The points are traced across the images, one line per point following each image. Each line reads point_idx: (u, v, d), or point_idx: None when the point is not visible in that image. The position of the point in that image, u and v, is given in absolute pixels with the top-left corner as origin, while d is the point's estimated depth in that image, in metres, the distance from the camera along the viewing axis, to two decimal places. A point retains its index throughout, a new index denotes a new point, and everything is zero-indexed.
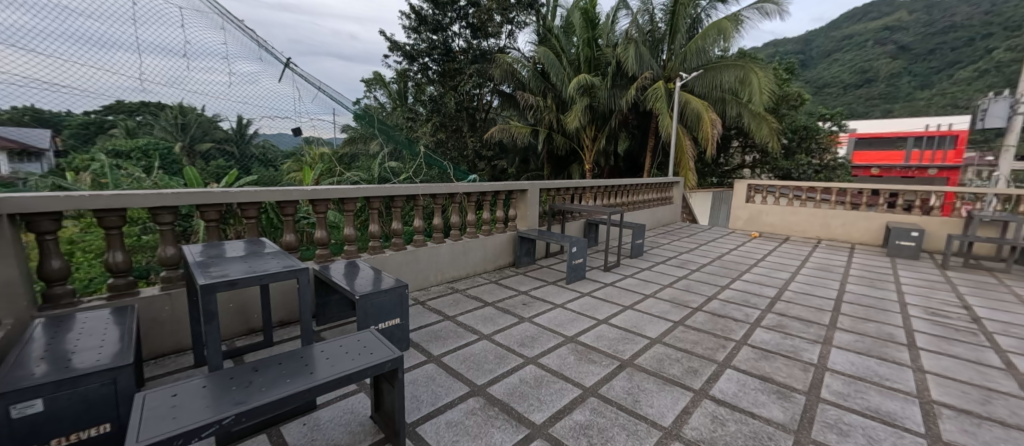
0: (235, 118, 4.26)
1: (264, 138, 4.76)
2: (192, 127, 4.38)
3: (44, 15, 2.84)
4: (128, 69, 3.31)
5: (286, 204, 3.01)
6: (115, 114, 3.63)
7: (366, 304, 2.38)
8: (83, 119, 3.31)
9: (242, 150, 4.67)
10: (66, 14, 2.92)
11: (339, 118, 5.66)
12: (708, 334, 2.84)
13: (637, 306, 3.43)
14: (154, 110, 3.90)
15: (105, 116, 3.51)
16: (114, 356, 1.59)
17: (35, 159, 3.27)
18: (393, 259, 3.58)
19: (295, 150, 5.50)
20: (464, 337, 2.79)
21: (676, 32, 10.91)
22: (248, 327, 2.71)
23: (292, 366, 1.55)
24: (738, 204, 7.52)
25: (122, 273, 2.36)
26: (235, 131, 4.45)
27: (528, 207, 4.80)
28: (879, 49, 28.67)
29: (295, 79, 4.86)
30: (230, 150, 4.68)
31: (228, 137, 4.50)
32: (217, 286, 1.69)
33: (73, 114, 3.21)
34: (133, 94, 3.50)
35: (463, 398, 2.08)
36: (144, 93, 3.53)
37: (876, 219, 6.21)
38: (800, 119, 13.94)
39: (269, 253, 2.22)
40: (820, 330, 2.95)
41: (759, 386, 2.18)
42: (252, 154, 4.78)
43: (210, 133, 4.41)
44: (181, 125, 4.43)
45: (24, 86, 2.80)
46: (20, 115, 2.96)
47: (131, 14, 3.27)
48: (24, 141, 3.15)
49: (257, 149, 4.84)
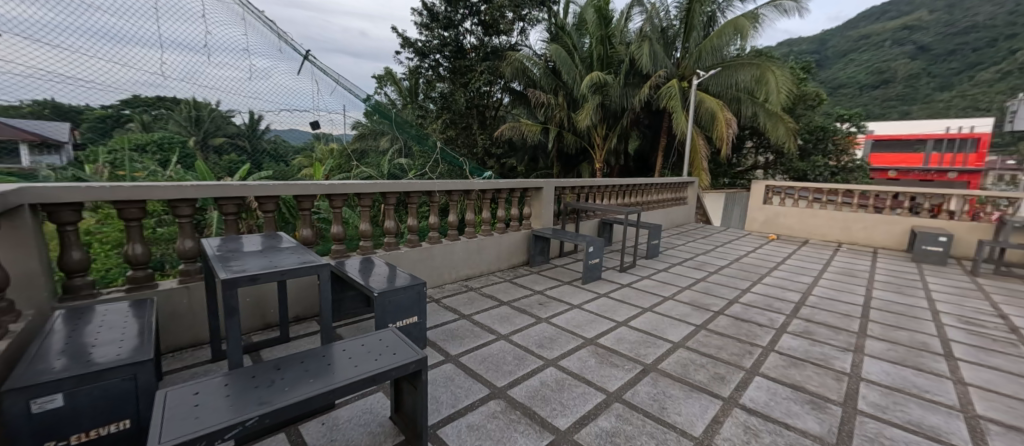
0: (247, 114, 4.32)
1: (275, 134, 4.73)
2: (204, 121, 4.57)
3: (64, 11, 2.84)
4: (152, 64, 3.35)
5: (303, 197, 2.97)
6: (131, 108, 3.67)
7: (383, 301, 2.32)
8: (100, 113, 3.39)
9: (254, 145, 4.83)
10: (86, 10, 2.93)
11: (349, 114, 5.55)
12: (732, 339, 2.76)
13: (657, 308, 3.35)
14: (168, 106, 3.99)
15: (121, 110, 3.56)
16: (132, 350, 1.55)
17: (54, 152, 3.17)
18: (408, 257, 3.54)
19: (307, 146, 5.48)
20: (481, 336, 2.74)
21: (691, 29, 10.93)
22: (264, 322, 2.68)
23: (314, 366, 1.49)
24: (755, 205, 7.33)
25: (141, 265, 2.32)
26: (247, 126, 4.56)
27: (542, 205, 4.72)
28: (895, 50, 28.26)
29: (314, 72, 4.87)
30: (242, 145, 4.86)
31: (240, 133, 4.66)
32: (240, 281, 1.60)
33: (90, 107, 3.22)
34: (149, 89, 3.52)
35: (483, 400, 2.02)
36: (158, 88, 3.56)
37: (900, 223, 6.00)
38: (818, 119, 13.65)
39: (286, 248, 2.17)
40: (850, 337, 2.85)
41: (790, 395, 2.10)
42: (262, 148, 4.90)
43: (222, 128, 4.58)
44: (195, 119, 4.54)
45: (51, 81, 2.81)
46: (42, 108, 2.92)
47: (154, 8, 3.31)
48: (37, 132, 3.05)
49: (268, 144, 4.92)
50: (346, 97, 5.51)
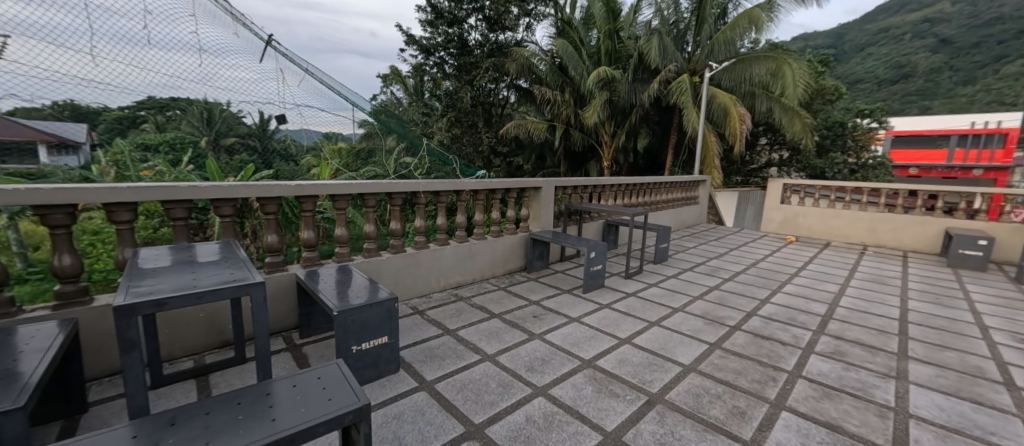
0: (257, 115, 4.38)
1: (286, 133, 4.77)
2: (216, 121, 4.45)
3: (69, 10, 2.70)
4: (159, 66, 3.24)
5: (267, 200, 2.60)
6: (145, 109, 3.66)
7: (346, 320, 2.01)
8: (117, 114, 3.45)
9: (266, 145, 4.79)
10: (84, 9, 2.75)
11: (357, 114, 5.23)
12: (752, 362, 2.40)
13: (665, 322, 2.99)
14: (183, 106, 3.91)
15: (137, 111, 3.61)
16: (5, 394, 1.24)
17: (74, 153, 3.53)
18: (390, 264, 3.22)
19: (314, 146, 5.26)
20: (464, 357, 2.42)
21: (702, 22, 10.49)
22: (221, 340, 2.38)
23: (222, 418, 1.17)
24: (772, 205, 6.87)
25: (71, 278, 2.03)
26: (258, 126, 4.55)
27: (541, 207, 4.37)
28: (916, 44, 27.38)
29: (278, 59, 4.21)
30: (253, 144, 4.75)
31: (252, 132, 4.61)
32: (139, 308, 1.29)
33: (108, 108, 3.30)
34: (164, 90, 3.49)
35: (455, 443, 1.70)
36: (174, 89, 3.51)
37: (932, 224, 5.54)
38: (837, 115, 13.03)
39: (227, 261, 1.84)
40: (890, 359, 2.47)
41: (826, 439, 1.74)
42: (273, 148, 4.83)
43: (234, 128, 4.50)
44: (206, 119, 4.39)
45: (63, 83, 2.79)
46: (61, 110, 3.04)
47: (150, 10, 3.10)
48: (62, 135, 3.36)
49: (279, 144, 4.85)
50: (324, 92, 4.85)
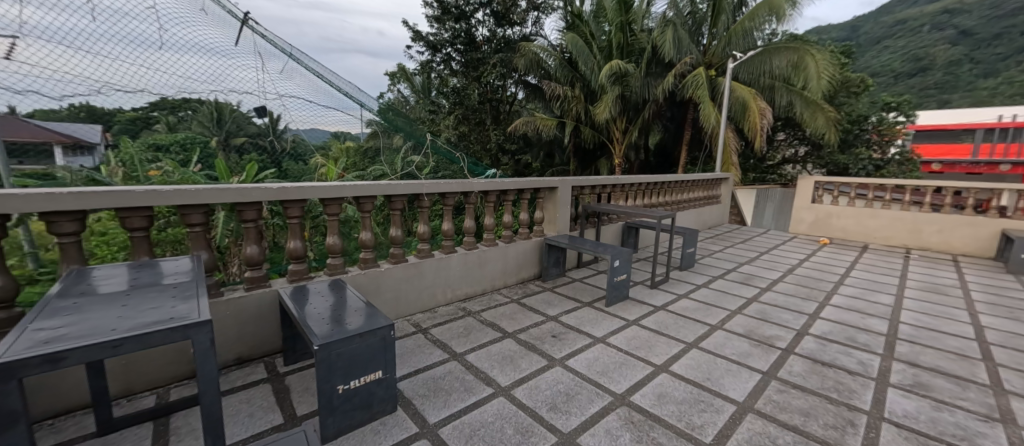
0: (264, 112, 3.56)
1: (296, 134, 3.87)
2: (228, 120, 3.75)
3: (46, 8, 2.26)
4: (163, 69, 2.77)
5: (244, 205, 2.23)
6: (159, 110, 3.09)
7: (329, 355, 1.63)
8: (131, 115, 2.94)
9: (275, 147, 3.83)
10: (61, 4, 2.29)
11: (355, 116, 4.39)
12: (819, 398, 2.00)
13: (705, 343, 2.59)
14: (197, 107, 3.24)
15: (151, 112, 3.13)
16: None
17: (87, 154, 2.86)
18: (390, 276, 2.85)
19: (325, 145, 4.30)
20: (475, 391, 2.05)
21: (719, 13, 10.05)
22: (189, 369, 2.03)
23: None
24: (802, 204, 6.40)
25: (3, 304, 1.69)
26: (267, 125, 3.71)
27: (556, 208, 3.98)
28: (935, 36, 26.53)
29: (259, 42, 3.46)
30: (263, 146, 3.83)
31: (261, 132, 3.72)
32: (26, 367, 0.93)
33: (122, 111, 2.84)
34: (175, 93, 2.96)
35: None
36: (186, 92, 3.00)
37: (985, 226, 5.06)
38: (861, 108, 12.42)
39: (172, 287, 1.48)
40: (985, 396, 2.06)
41: None
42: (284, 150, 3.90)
43: (243, 128, 3.67)
44: (216, 117, 3.70)
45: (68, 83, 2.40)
46: (77, 112, 2.58)
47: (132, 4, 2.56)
48: (74, 134, 2.73)
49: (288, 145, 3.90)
50: (317, 87, 4.00)
